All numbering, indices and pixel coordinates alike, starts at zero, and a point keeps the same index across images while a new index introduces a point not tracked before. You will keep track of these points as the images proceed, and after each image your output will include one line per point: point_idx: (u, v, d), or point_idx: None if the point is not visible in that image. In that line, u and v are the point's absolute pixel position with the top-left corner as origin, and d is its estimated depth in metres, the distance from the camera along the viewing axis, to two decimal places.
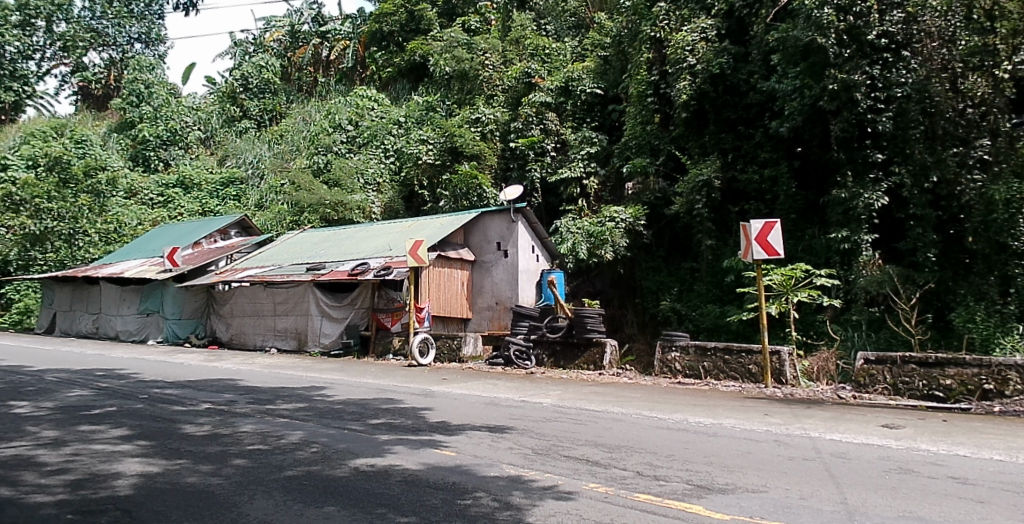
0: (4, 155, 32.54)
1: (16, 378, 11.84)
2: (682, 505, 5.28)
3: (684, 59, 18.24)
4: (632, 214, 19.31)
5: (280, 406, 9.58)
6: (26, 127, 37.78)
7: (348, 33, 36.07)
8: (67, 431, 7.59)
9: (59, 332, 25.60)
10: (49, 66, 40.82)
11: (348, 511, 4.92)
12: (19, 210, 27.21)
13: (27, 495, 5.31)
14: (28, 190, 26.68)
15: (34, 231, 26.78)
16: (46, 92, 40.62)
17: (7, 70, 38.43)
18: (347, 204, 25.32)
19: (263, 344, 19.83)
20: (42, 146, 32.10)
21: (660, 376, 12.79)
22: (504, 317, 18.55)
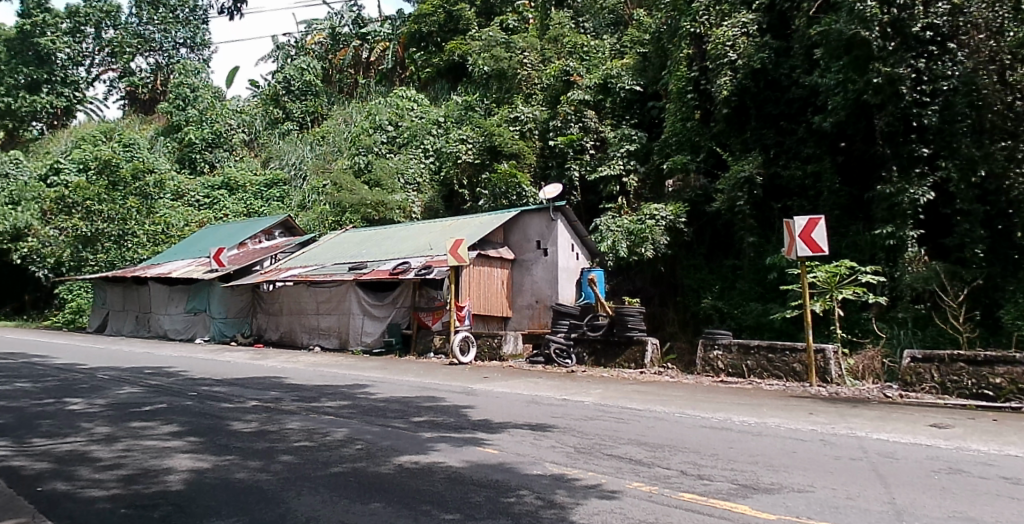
0: (58, 159, 33.95)
1: (71, 375, 12.38)
2: (728, 505, 5.27)
3: (725, 54, 17.91)
4: (673, 211, 19.23)
5: (325, 404, 9.81)
6: (77, 132, 39.16)
7: (388, 35, 36.67)
8: (120, 427, 7.94)
9: (111, 331, 26.49)
10: (98, 71, 42.51)
11: (393, 508, 5.05)
12: (73, 213, 28.42)
13: (85, 489, 5.59)
14: (80, 193, 27.73)
15: (85, 233, 27.98)
16: (94, 97, 42.30)
17: (58, 76, 40.29)
18: (388, 204, 25.72)
19: (308, 343, 20.26)
20: (92, 150, 33.14)
21: (703, 375, 12.73)
22: (545, 316, 18.64)
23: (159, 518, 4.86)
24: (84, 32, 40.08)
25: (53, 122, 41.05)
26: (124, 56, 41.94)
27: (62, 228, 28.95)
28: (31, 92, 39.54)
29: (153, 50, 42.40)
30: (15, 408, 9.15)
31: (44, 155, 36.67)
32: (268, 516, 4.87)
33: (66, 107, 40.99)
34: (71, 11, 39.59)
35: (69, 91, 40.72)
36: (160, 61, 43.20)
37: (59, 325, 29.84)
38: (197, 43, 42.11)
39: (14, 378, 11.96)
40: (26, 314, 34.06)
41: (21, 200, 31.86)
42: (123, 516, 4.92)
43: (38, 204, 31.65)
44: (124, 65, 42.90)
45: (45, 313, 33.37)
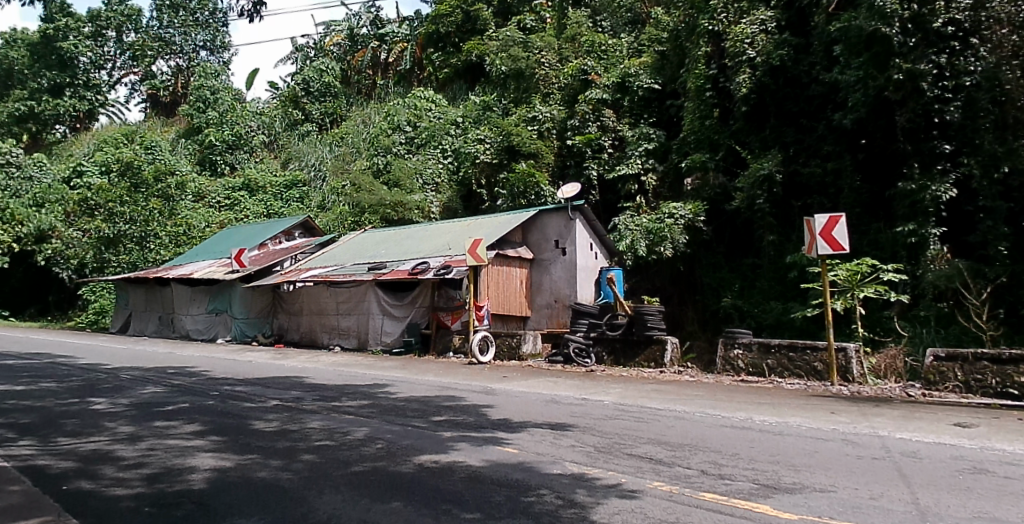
0: (81, 161, 34.57)
1: (95, 375, 12.61)
2: (749, 504, 5.27)
3: (744, 52, 17.80)
4: (692, 210, 19.11)
5: (346, 403, 9.92)
6: (99, 135, 39.71)
7: (406, 35, 36.86)
8: (143, 427, 8.08)
9: (134, 331, 26.90)
10: (119, 75, 43.21)
11: (414, 507, 5.10)
12: (95, 215, 28.96)
13: (110, 487, 5.69)
14: (102, 196, 28.17)
15: (108, 235, 28.52)
16: (116, 100, 42.86)
17: (81, 80, 40.91)
18: (406, 204, 25.88)
19: (328, 343, 20.43)
20: (114, 153, 33.60)
21: (724, 374, 12.68)
22: (564, 315, 18.65)
23: (182, 517, 4.94)
24: (105, 36, 40.82)
25: (75, 125, 41.74)
26: (145, 59, 42.49)
27: (85, 230, 29.46)
28: (54, 96, 40.23)
29: (174, 53, 42.90)
30: (41, 407, 9.34)
31: (67, 158, 37.34)
32: (290, 515, 4.93)
33: (89, 110, 41.61)
34: (93, 14, 40.04)
35: (91, 94, 41.32)
36: (180, 63, 43.66)
37: (82, 326, 30.29)
38: (217, 45, 42.67)
39: (39, 378, 12.20)
40: (50, 314, 34.86)
41: (45, 203, 32.49)
42: (147, 514, 5.00)
43: (61, 207, 32.31)
44: (145, 68, 43.45)
45: (69, 314, 34.07)
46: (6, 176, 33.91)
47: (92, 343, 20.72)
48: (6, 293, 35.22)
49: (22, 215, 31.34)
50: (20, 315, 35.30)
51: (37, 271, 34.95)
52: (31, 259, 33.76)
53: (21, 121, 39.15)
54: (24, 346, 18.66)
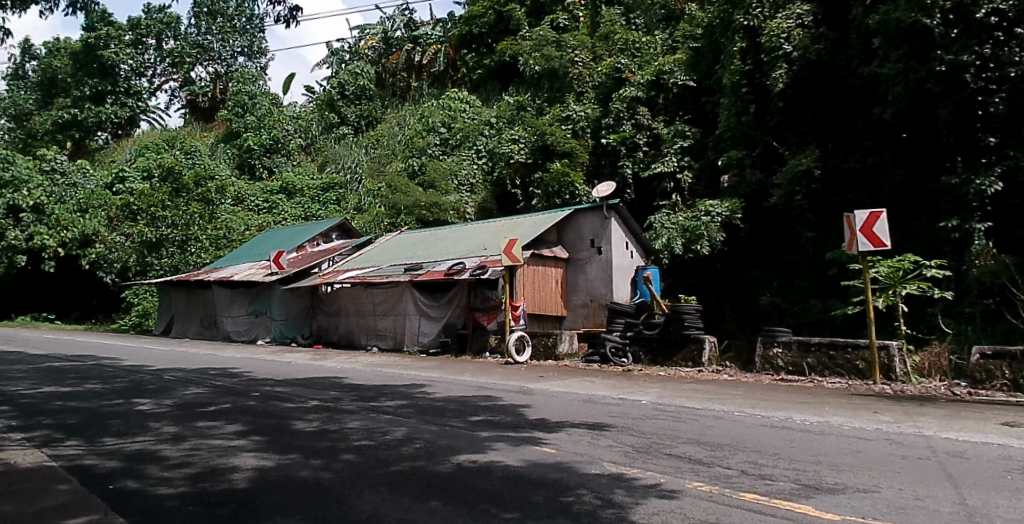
0: (123, 167, 35.78)
1: (139, 377, 13.05)
2: (791, 505, 5.23)
3: (780, 46, 17.44)
4: (728, 207, 18.95)
5: (384, 403, 10.09)
6: (141, 140, 40.98)
7: (439, 37, 37.14)
8: (186, 427, 8.35)
9: (176, 333, 27.65)
10: (160, 81, 44.52)
11: (453, 506, 5.18)
12: (138, 219, 30.21)
13: (154, 487, 5.87)
14: (145, 201, 29.04)
15: (151, 239, 29.24)
16: (156, 106, 44.15)
17: (122, 87, 42.49)
18: (442, 205, 26.13)
19: (366, 343, 20.73)
20: (155, 158, 34.65)
21: (763, 373, 12.52)
22: (600, 315, 18.61)
23: (226, 515, 5.08)
24: (145, 44, 42.05)
25: (117, 131, 43.44)
26: (184, 65, 43.60)
27: (128, 235, 30.70)
28: (97, 104, 41.80)
29: (212, 60, 43.90)
30: (89, 408, 9.71)
31: (110, 164, 38.65)
32: (332, 513, 5.06)
33: (130, 116, 43.00)
34: (133, 23, 41.14)
35: (132, 101, 42.80)
36: (219, 69, 44.69)
37: (127, 328, 31.27)
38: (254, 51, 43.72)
39: (86, 379, 12.68)
40: (92, 319, 36.15)
41: (89, 208, 33.63)
42: (190, 512, 5.15)
43: (104, 212, 33.45)
44: (185, 75, 44.66)
45: (111, 317, 35.25)
46: (52, 183, 35.30)
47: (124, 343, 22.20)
48: (57, 296, 37.16)
49: (67, 220, 32.99)
50: (67, 319, 36.92)
51: (80, 278, 36.38)
52: (77, 263, 35.06)
53: (65, 128, 41.38)
54: (56, 346, 20.18)
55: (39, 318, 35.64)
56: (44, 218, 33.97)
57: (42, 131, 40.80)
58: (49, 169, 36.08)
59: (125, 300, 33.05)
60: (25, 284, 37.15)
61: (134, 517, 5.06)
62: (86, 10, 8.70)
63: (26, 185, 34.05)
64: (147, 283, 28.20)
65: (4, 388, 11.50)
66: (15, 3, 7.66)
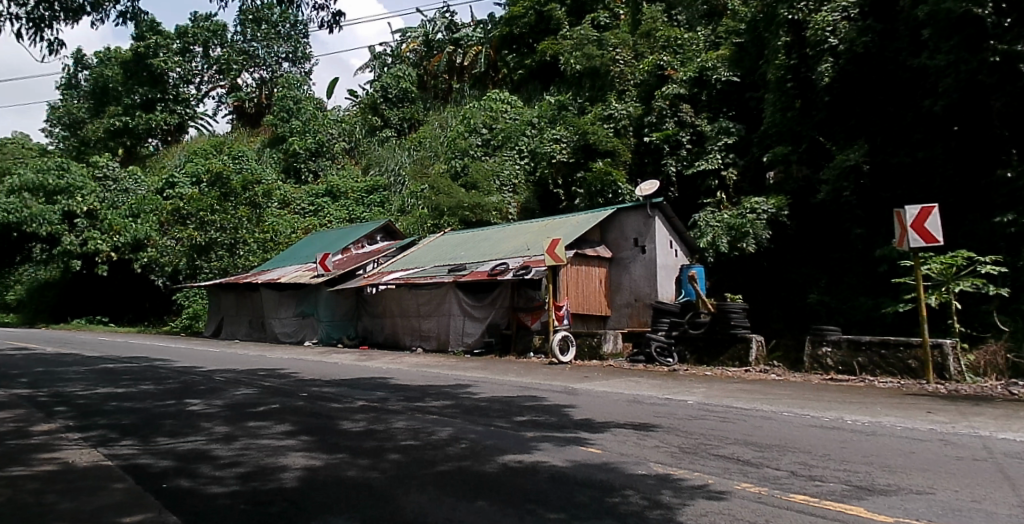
0: (172, 173, 36.90)
1: (191, 378, 13.53)
2: (842, 506, 5.19)
3: (825, 40, 17.22)
4: (775, 204, 18.79)
5: (429, 403, 10.28)
6: (190, 146, 42.21)
7: (480, 39, 37.36)
8: (237, 427, 8.65)
9: (227, 335, 28.45)
10: (207, 88, 45.79)
11: (498, 506, 5.28)
12: (187, 223, 30.60)
13: (207, 486, 6.09)
14: (194, 205, 29.90)
15: (200, 242, 30.11)
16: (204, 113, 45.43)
17: (171, 95, 43.78)
18: (485, 206, 26.35)
19: (411, 344, 21.01)
20: (203, 164, 35.63)
21: (812, 372, 12.32)
22: (644, 314, 18.46)
23: (277, 513, 5.26)
24: (193, 51, 43.27)
25: (167, 138, 44.81)
26: (231, 72, 44.93)
27: (178, 238, 31.54)
28: (147, 111, 43.22)
29: (258, 65, 44.93)
30: (143, 408, 10.10)
31: (161, 170, 39.84)
32: (380, 512, 5.21)
33: (179, 123, 44.33)
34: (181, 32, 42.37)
35: (181, 108, 44.04)
36: (265, 75, 45.74)
37: (178, 330, 32.30)
38: (298, 56, 44.65)
39: (141, 380, 13.20)
40: (145, 321, 37.43)
41: (140, 213, 34.80)
42: (242, 511, 5.35)
43: (155, 217, 34.58)
44: (232, 81, 45.87)
45: (163, 320, 36.46)
46: (105, 189, 36.71)
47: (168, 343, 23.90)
48: (112, 298, 38.82)
49: (120, 224, 34.01)
50: (121, 322, 38.30)
51: (133, 282, 37.65)
52: (129, 267, 36.13)
53: (117, 136, 42.77)
54: (108, 346, 21.85)
55: (94, 321, 37.30)
56: (97, 222, 35.71)
57: (95, 138, 42.32)
58: (101, 176, 37.05)
59: (177, 302, 34.10)
60: (76, 287, 39.32)
61: (188, 515, 5.25)
62: (136, 19, 8.97)
63: (79, 191, 35.79)
64: (198, 286, 29.09)
65: (63, 389, 12.03)
66: (69, 14, 7.95)
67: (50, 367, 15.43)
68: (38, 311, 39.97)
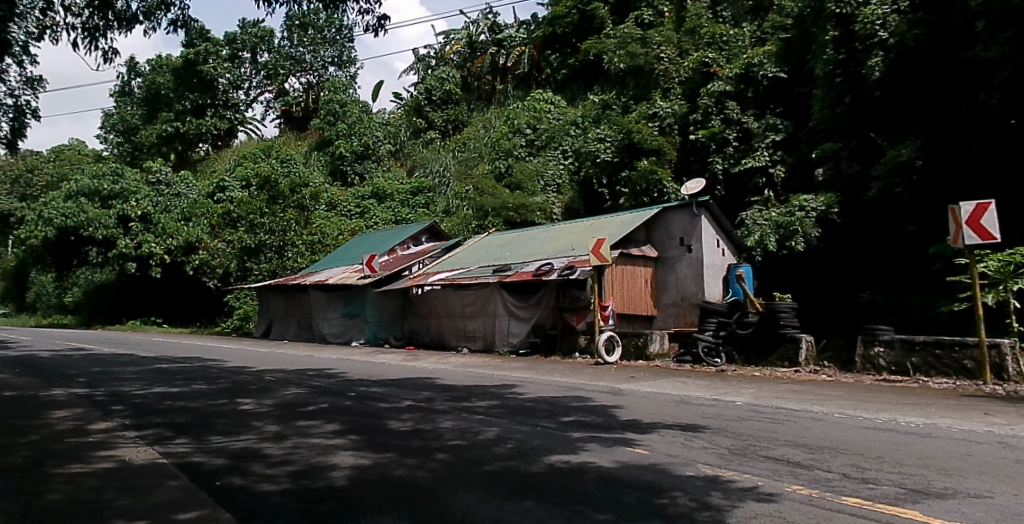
0: (223, 177, 37.93)
1: (242, 378, 13.97)
2: (895, 510, 5.14)
3: (875, 33, 16.55)
4: (824, 202, 18.45)
5: (476, 403, 10.42)
6: (239, 151, 43.40)
7: (523, 40, 37.55)
8: (287, 426, 8.94)
9: (276, 335, 29.24)
10: (256, 93, 47.08)
11: (546, 507, 5.38)
12: (237, 226, 31.67)
13: (259, 484, 6.33)
14: (245, 209, 30.80)
15: (250, 245, 31.09)
16: (253, 117, 46.73)
17: (221, 100, 45.18)
18: (529, 206, 26.49)
19: (456, 345, 21.26)
20: (253, 168, 36.62)
21: (864, 373, 12.08)
22: (691, 314, 18.27)
23: (328, 512, 5.45)
24: (241, 57, 44.44)
25: (217, 143, 46.21)
26: (278, 77, 46.16)
27: (229, 241, 32.46)
28: (197, 116, 44.61)
29: (305, 70, 45.93)
30: (197, 407, 10.50)
31: (212, 175, 41.00)
32: (428, 511, 5.36)
33: (229, 127, 45.72)
34: (230, 39, 43.60)
35: (230, 113, 45.50)
36: (311, 80, 46.77)
37: (230, 330, 33.27)
38: (344, 60, 45.62)
39: (194, 380, 13.70)
40: (198, 322, 38.87)
41: (192, 216, 36.01)
42: (293, 509, 5.55)
43: (207, 219, 35.74)
44: (280, 87, 47.02)
45: (214, 321, 37.68)
46: (158, 193, 37.97)
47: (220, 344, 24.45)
48: (166, 300, 40.27)
49: (172, 228, 35.27)
50: (174, 323, 39.69)
51: (185, 283, 39.03)
52: (182, 269, 37.30)
53: (169, 141, 44.27)
54: (162, 347, 22.58)
55: (149, 322, 38.71)
56: (150, 226, 36.93)
57: (148, 144, 43.86)
58: (156, 181, 38.64)
59: (228, 303, 35.16)
60: (131, 289, 40.72)
61: (241, 513, 5.48)
62: (187, 25, 9.46)
63: (134, 196, 37.08)
64: (251, 287, 29.93)
65: (120, 389, 12.57)
66: (121, 23, 8.50)
67: (108, 367, 16.11)
68: (95, 311, 41.55)
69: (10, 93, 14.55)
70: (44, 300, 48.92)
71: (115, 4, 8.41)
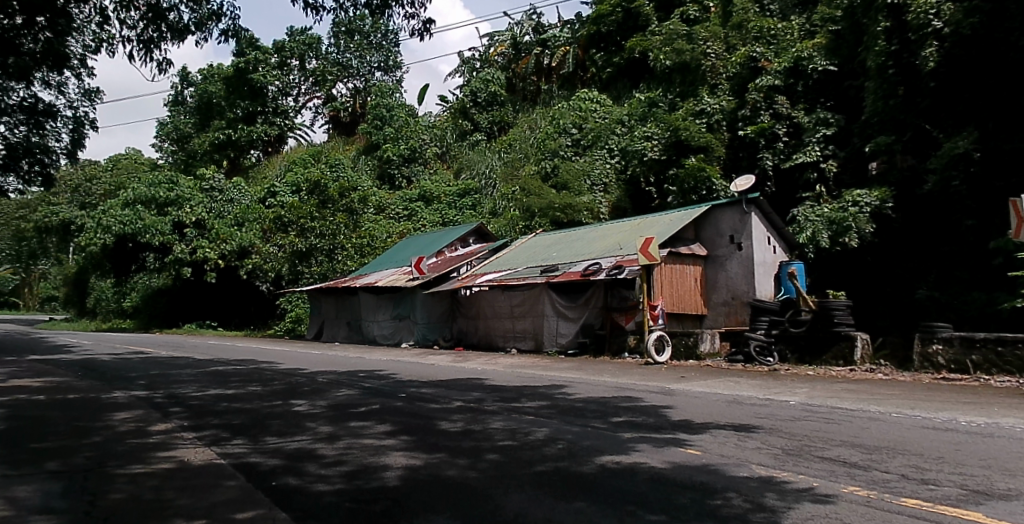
0: (273, 182, 38.96)
1: (297, 379, 14.46)
2: (958, 511, 5.06)
3: (929, 22, 16.22)
4: (878, 196, 18.01)
5: (525, 404, 10.57)
6: (289, 157, 44.54)
7: (568, 39, 37.56)
8: (340, 427, 9.25)
9: (327, 337, 29.98)
10: (304, 100, 48.27)
11: (597, 508, 5.47)
12: (289, 230, 32.59)
13: (313, 484, 6.60)
14: (295, 213, 31.67)
15: (301, 249, 31.88)
16: (302, 123, 47.91)
17: (271, 108, 46.47)
18: (576, 206, 26.55)
19: (505, 345, 21.46)
20: (303, 173, 37.52)
21: (922, 372, 11.76)
22: (743, 313, 18.01)
23: (381, 511, 5.65)
24: (290, 64, 45.60)
25: (268, 149, 47.55)
26: (326, 82, 47.32)
27: (280, 245, 33.35)
28: (248, 123, 45.98)
29: (352, 75, 46.95)
30: (252, 409, 10.93)
31: (263, 181, 42.14)
32: (480, 512, 5.51)
33: (279, 134, 47.00)
34: (280, 47, 44.82)
35: (280, 119, 46.71)
36: (358, 85, 47.70)
37: (283, 333, 34.17)
38: (390, 65, 46.56)
39: (250, 382, 14.21)
40: (252, 325, 40.15)
41: (245, 222, 37.25)
42: (348, 509, 5.78)
43: (259, 225, 36.83)
44: (328, 92, 48.12)
45: (267, 324, 38.83)
46: (212, 200, 39.22)
47: (271, 347, 25.12)
48: (222, 304, 41.64)
49: (226, 234, 36.51)
50: (229, 326, 41.08)
51: (239, 287, 40.37)
52: (235, 273, 38.61)
53: (221, 148, 45.78)
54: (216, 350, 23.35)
55: (205, 325, 40.11)
56: (205, 232, 38.24)
57: (202, 151, 45.56)
58: (208, 187, 39.66)
59: (280, 306, 36.17)
60: (187, 293, 42.17)
61: (297, 512, 5.73)
62: (236, 36, 9.88)
63: (188, 202, 38.41)
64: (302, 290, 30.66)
65: (179, 391, 13.15)
66: (173, 35, 9.01)
67: (167, 369, 16.84)
68: (152, 316, 43.07)
69: (71, 105, 15.82)
70: (104, 306, 50.93)
71: (168, 16, 8.91)
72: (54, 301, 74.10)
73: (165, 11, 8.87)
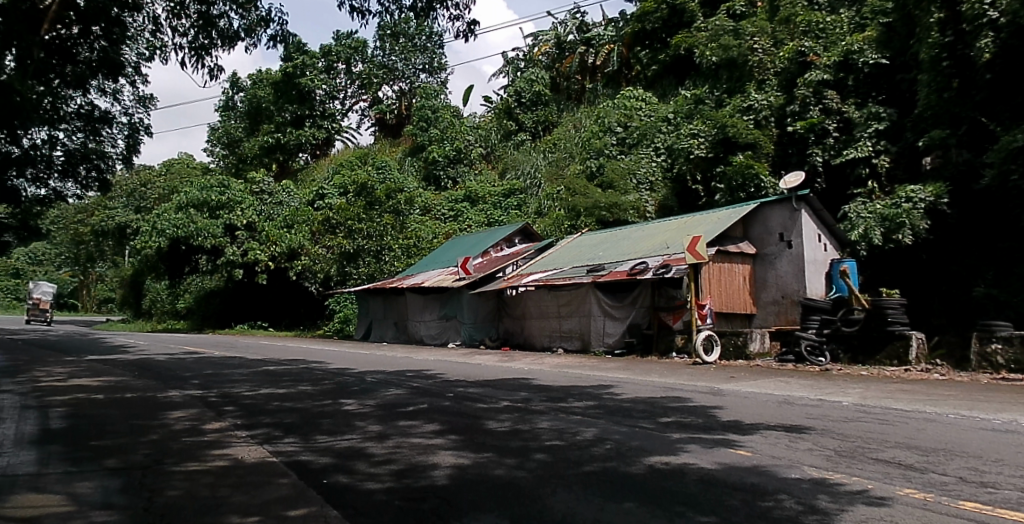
0: (321, 185, 39.83)
1: (347, 379, 14.86)
2: (1018, 515, 5.00)
3: (984, 13, 15.77)
4: (932, 192, 17.53)
5: (572, 404, 10.69)
6: (338, 160, 45.69)
7: (612, 37, 37.35)
8: (389, 426, 9.52)
9: (375, 337, 30.56)
10: (351, 103, 49.32)
11: (647, 508, 5.57)
12: (336, 233, 33.44)
13: (364, 482, 6.85)
14: (343, 215, 32.44)
15: (349, 250, 32.58)
16: (349, 126, 48.90)
17: (319, 112, 47.46)
18: (621, 204, 26.84)
19: (551, 345, 21.61)
20: (350, 174, 38.24)
21: (981, 371, 11.48)
22: (793, 312, 17.77)
23: (431, 510, 5.86)
24: (337, 68, 46.47)
25: (315, 152, 48.70)
26: (372, 86, 48.35)
27: (329, 247, 34.09)
28: (297, 127, 47.09)
29: (398, 78, 47.89)
30: (303, 408, 11.32)
31: (311, 183, 43.10)
32: (528, 511, 5.67)
33: (327, 137, 48.03)
34: (326, 51, 45.66)
35: (328, 123, 47.68)
36: (404, 87, 48.41)
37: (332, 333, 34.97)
38: (434, 67, 47.00)
39: (300, 381, 14.65)
40: (302, 325, 41.25)
41: (294, 224, 38.18)
42: (398, 506, 6.01)
43: (307, 227, 37.70)
44: (374, 95, 49.12)
45: (317, 324, 39.80)
46: (262, 203, 40.30)
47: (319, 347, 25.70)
48: (273, 304, 42.82)
49: (276, 236, 37.61)
50: (279, 326, 42.25)
51: (289, 287, 41.44)
52: (286, 274, 39.62)
53: (271, 152, 46.98)
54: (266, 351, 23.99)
55: (257, 325, 41.30)
56: (255, 234, 39.38)
57: (253, 155, 46.86)
58: (259, 191, 40.74)
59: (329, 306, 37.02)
60: (239, 294, 43.46)
61: (349, 509, 5.99)
62: (284, 42, 10.31)
63: (239, 206, 39.35)
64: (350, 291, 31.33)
65: (231, 390, 13.66)
66: (224, 40, 9.75)
67: (219, 369, 17.44)
68: (206, 317, 44.51)
69: (127, 111, 16.68)
70: (159, 307, 52.76)
71: (218, 23, 9.65)
72: (111, 302, 76.93)
73: (216, 19, 9.61)
